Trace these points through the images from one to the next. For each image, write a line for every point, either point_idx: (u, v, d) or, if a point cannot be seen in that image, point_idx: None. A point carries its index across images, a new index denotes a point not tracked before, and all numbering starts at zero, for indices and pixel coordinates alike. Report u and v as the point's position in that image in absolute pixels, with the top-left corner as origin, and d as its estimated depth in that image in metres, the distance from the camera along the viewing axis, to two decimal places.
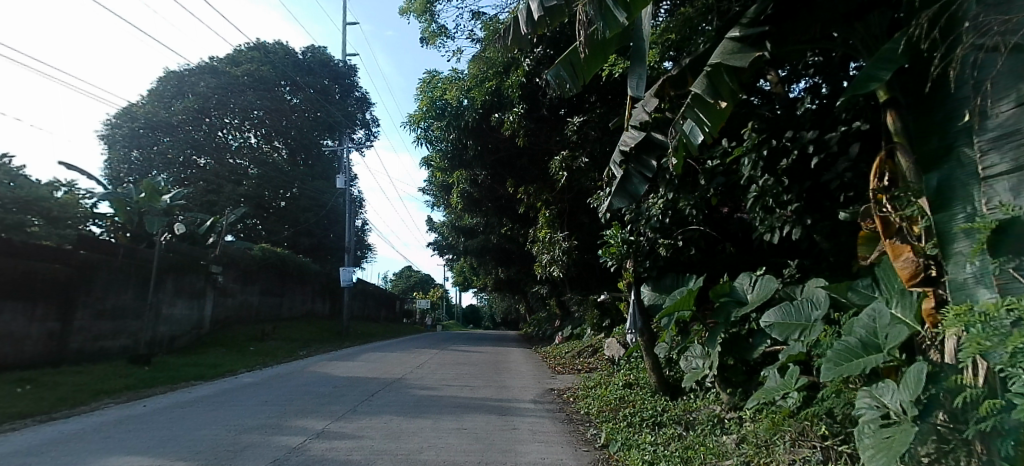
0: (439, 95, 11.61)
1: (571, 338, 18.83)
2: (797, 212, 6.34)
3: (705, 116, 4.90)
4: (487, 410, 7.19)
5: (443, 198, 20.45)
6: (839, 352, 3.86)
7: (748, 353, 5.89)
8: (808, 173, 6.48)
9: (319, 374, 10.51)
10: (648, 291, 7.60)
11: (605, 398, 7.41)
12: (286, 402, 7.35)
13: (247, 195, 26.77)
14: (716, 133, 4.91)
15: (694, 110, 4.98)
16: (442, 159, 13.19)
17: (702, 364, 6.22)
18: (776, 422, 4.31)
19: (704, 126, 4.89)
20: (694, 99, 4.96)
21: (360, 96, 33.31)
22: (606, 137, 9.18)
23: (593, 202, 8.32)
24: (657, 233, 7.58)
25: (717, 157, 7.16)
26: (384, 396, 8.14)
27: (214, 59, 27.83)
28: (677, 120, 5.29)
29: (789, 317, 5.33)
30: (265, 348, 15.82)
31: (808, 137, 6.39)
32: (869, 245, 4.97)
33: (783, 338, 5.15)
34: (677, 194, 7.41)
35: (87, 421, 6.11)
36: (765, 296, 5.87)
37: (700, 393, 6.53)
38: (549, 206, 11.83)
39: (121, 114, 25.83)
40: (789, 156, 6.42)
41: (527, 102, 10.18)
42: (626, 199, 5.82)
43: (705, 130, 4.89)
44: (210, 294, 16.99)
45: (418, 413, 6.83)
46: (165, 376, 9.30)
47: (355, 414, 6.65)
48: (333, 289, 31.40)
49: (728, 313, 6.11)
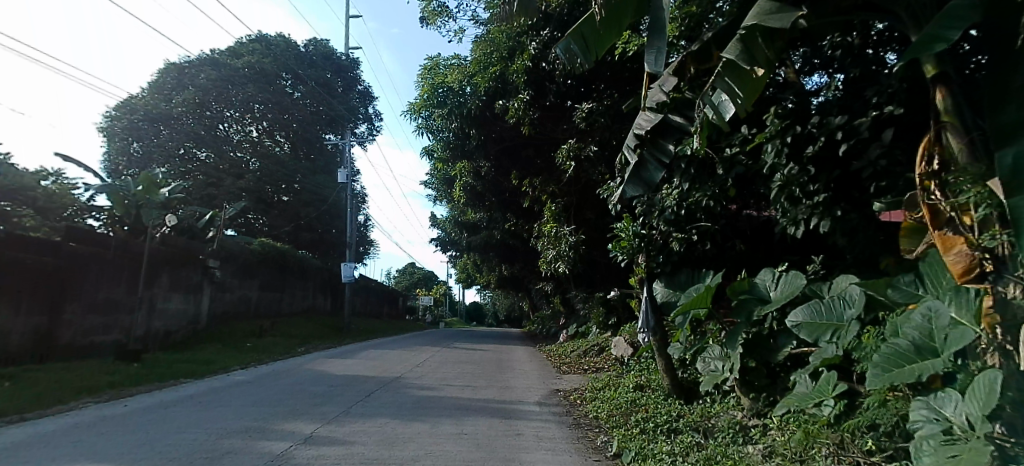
0: (440, 82, 11.12)
1: (576, 337, 18.37)
2: (825, 203, 5.86)
3: (738, 86, 4.37)
4: (490, 413, 6.77)
5: (445, 192, 20.03)
6: (887, 357, 3.41)
7: (773, 355, 5.44)
8: (837, 161, 5.95)
9: (315, 372, 10.12)
10: (662, 288, 7.20)
11: (615, 401, 6.98)
12: (277, 402, 6.94)
13: (247, 189, 26.44)
14: (748, 107, 4.36)
15: (724, 79, 4.42)
16: (443, 150, 12.79)
17: (721, 366, 5.76)
18: (811, 432, 3.85)
19: (736, 97, 4.36)
20: (726, 65, 4.41)
21: (363, 89, 32.84)
22: (617, 123, 8.78)
23: (603, 193, 7.89)
24: (670, 226, 7.09)
25: (737, 144, 6.57)
26: (381, 396, 7.72)
27: (214, 51, 27.43)
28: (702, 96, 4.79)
29: (819, 316, 4.91)
30: (262, 345, 15.45)
31: (836, 121, 5.82)
32: (913, 238, 4.50)
33: (813, 340, 4.75)
34: (692, 185, 6.89)
35: (60, 422, 5.69)
36: (791, 293, 5.41)
37: (718, 397, 6.09)
38: (556, 199, 11.40)
39: (121, 106, 25.56)
40: (816, 142, 5.88)
41: (533, 89, 9.71)
42: (640, 186, 5.38)
43: (738, 103, 4.36)
44: (206, 289, 16.63)
45: (416, 416, 6.40)
46: (154, 373, 8.94)
47: (349, 416, 6.23)
48: (334, 285, 31.08)
49: (749, 313, 5.68)
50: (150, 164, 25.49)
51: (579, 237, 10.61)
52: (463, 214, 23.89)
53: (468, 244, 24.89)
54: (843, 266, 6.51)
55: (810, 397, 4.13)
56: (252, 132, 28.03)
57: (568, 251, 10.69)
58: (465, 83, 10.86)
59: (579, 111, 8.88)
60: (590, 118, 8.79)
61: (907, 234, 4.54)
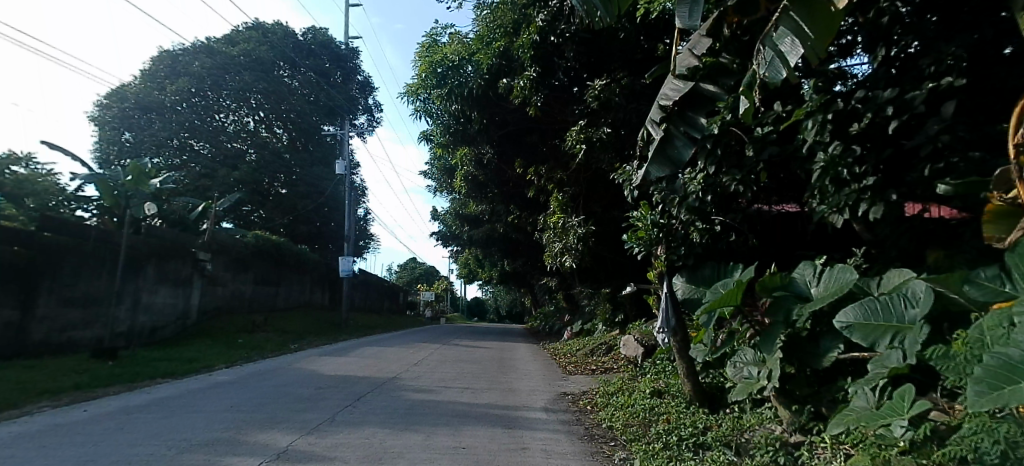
0: (439, 59, 10.32)
1: (581, 335, 17.65)
2: (874, 187, 5.11)
3: (806, 26, 3.63)
4: (491, 421, 6.10)
5: (445, 183, 19.37)
6: (992, 372, 2.68)
7: (817, 361, 4.72)
8: (886, 139, 5.25)
9: (305, 372, 9.49)
10: (682, 283, 6.46)
11: (630, 409, 6.28)
12: (255, 408, 6.27)
13: (243, 181, 25.86)
14: (820, 51, 3.58)
15: (790, 17, 3.76)
16: (443, 135, 12.11)
17: (756, 373, 5.04)
18: (880, 458, 3.14)
19: (805, 40, 3.63)
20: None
21: (363, 79, 32.11)
22: (632, 103, 8.08)
23: (617, 177, 7.20)
24: (693, 216, 6.34)
25: (770, 122, 5.81)
26: (372, 400, 7.04)
27: (209, 39, 26.77)
28: (761, 43, 4.04)
29: (875, 316, 4.26)
30: (253, 341, 14.85)
31: (885, 95, 5.09)
32: (1001, 224, 3.80)
33: (870, 344, 4.09)
34: (720, 168, 6.17)
35: (5, 430, 5.02)
36: (838, 288, 4.72)
37: (750, 407, 5.41)
38: (563, 189, 10.79)
39: (111, 94, 24.91)
40: (863, 118, 5.16)
41: (541, 65, 9.00)
42: (667, 166, 4.67)
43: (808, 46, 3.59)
44: (196, 282, 16.02)
45: (408, 425, 5.71)
46: (129, 372, 8.31)
47: (333, 425, 5.55)
48: (332, 279, 30.53)
49: (789, 312, 5.02)
50: (142, 154, 24.85)
51: (589, 228, 10.01)
52: (464, 207, 23.25)
53: (470, 238, 24.25)
54: (885, 261, 5.83)
55: (878, 417, 3.40)
56: (249, 123, 27.38)
57: (575, 244, 10.16)
58: (466, 62, 10.17)
59: (590, 89, 8.23)
60: (603, 97, 8.09)
61: (991, 220, 3.83)
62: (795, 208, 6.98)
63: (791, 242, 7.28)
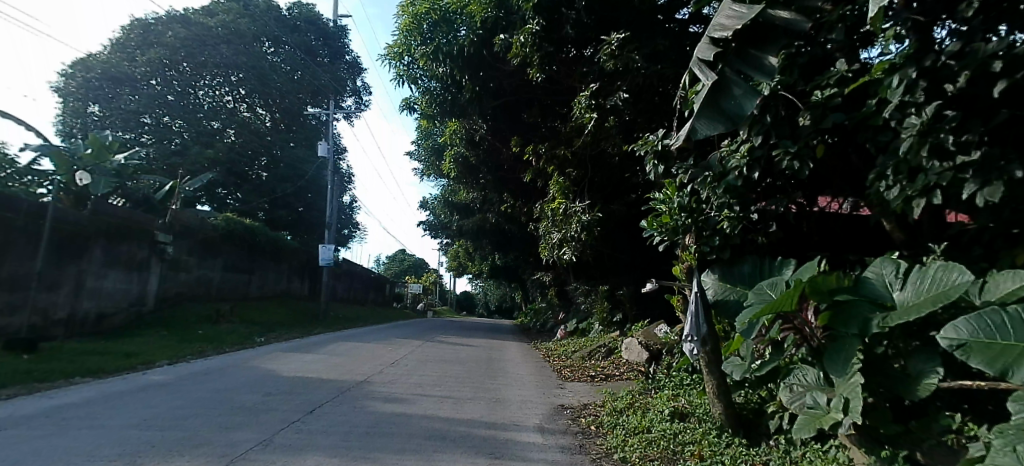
0: (425, 11, 9.03)
1: (574, 335, 16.51)
2: (986, 165, 3.76)
3: None
4: (473, 447, 4.85)
5: (433, 167, 18.08)
6: None
7: (909, 392, 3.49)
8: (989, 104, 3.90)
9: (261, 372, 8.21)
10: (714, 281, 5.31)
11: (647, 437, 5.09)
12: (173, 423, 4.94)
13: (218, 160, 24.29)
14: None
15: None
16: (429, 107, 10.81)
17: (823, 401, 3.83)
18: None
19: None
20: None
21: (351, 59, 30.51)
22: (652, 64, 7.07)
23: (640, 150, 6.01)
24: (730, 198, 5.10)
25: (833, 84, 4.59)
26: (327, 414, 5.77)
27: (187, 9, 25.18)
28: None
29: (1001, 334, 3.01)
30: (215, 332, 13.55)
31: (990, 46, 3.78)
32: None
33: (997, 374, 2.84)
34: (768, 138, 4.94)
35: None
36: (936, 293, 3.54)
37: (804, 441, 4.24)
38: (564, 171, 9.66)
39: (75, 63, 23.01)
40: (959, 76, 3.92)
41: (545, 18, 7.91)
42: (722, 123, 3.51)
43: None
44: (153, 266, 14.58)
45: (366, 453, 4.42)
46: (42, 369, 6.97)
47: (264, 452, 4.25)
48: (310, 268, 29.15)
49: (867, 324, 3.78)
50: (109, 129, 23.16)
51: (594, 215, 8.85)
52: (453, 194, 22.08)
53: (459, 228, 23.04)
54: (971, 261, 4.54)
55: None
56: (227, 100, 25.82)
57: (578, 233, 9.01)
58: (457, 19, 9.00)
59: (606, 46, 7.21)
60: (621, 57, 7.05)
61: None
62: (827, 209, 5.92)
63: (829, 240, 6.08)
